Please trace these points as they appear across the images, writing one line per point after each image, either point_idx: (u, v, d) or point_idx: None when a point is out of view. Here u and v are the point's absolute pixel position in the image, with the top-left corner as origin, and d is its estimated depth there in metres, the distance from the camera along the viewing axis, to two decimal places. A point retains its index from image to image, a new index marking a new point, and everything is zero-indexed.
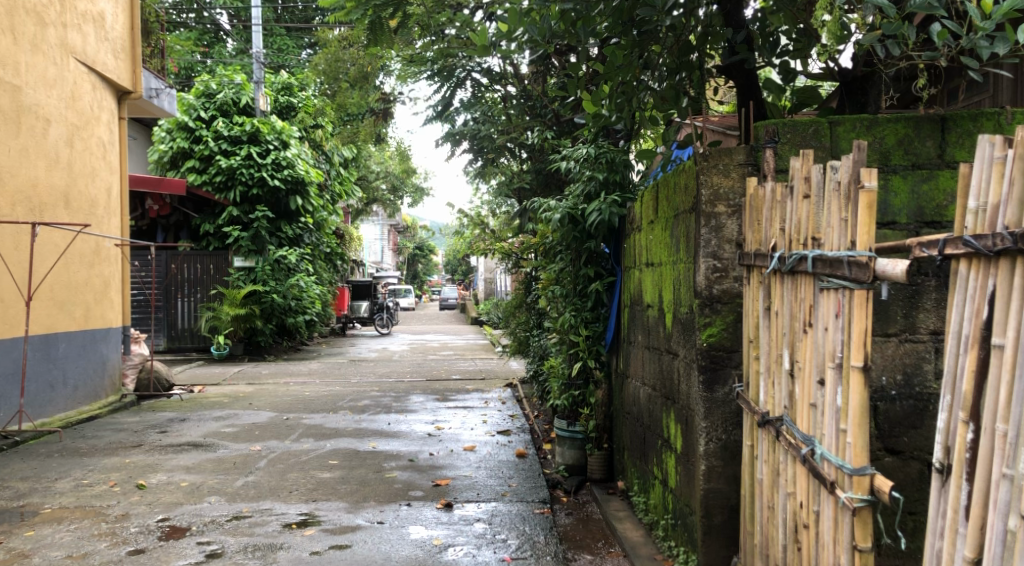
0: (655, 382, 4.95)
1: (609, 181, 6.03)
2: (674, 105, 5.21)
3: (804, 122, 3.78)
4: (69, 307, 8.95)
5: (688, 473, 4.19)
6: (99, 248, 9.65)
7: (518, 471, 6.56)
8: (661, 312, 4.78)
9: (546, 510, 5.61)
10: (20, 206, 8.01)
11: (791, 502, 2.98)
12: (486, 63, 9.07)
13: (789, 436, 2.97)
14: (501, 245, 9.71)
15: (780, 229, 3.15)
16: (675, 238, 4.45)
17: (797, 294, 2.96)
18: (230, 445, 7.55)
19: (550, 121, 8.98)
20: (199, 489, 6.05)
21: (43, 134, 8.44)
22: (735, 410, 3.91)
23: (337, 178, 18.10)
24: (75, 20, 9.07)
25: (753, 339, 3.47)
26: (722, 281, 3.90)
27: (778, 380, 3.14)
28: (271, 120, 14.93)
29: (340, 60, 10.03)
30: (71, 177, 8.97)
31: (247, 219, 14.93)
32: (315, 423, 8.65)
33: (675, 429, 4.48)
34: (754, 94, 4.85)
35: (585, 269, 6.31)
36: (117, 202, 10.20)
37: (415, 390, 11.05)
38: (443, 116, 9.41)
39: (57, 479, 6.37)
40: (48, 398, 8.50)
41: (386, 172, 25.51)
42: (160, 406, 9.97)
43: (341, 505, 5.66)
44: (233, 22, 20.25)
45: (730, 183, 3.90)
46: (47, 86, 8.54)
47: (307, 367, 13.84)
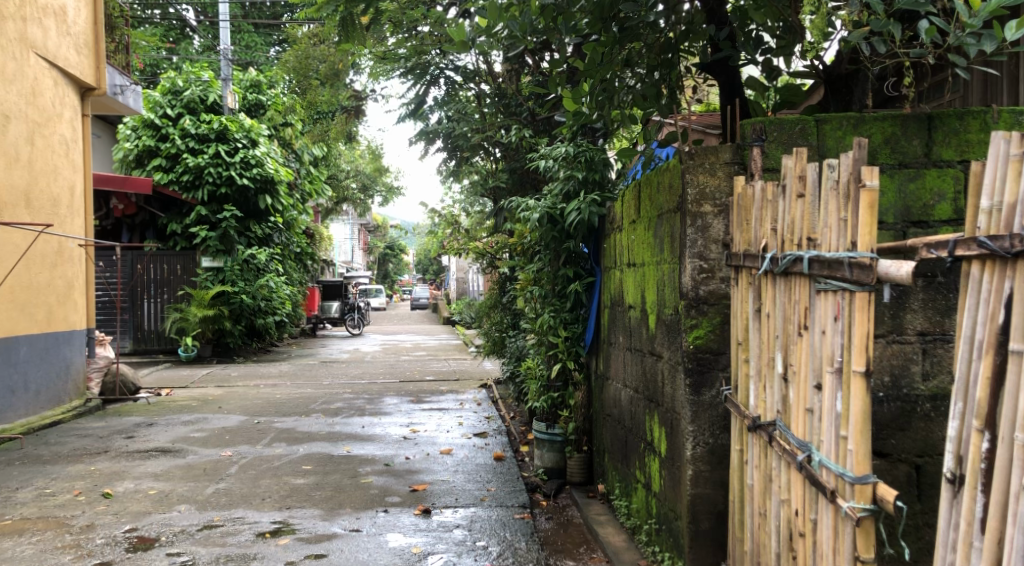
0: (637, 384, 4.87)
1: (589, 180, 5.95)
2: (655, 103, 5.13)
3: (790, 119, 3.71)
4: (31, 309, 8.70)
5: (673, 478, 4.11)
6: (62, 249, 9.39)
7: (497, 475, 6.46)
8: (644, 313, 4.70)
9: (526, 515, 5.51)
10: None
11: (785, 508, 2.93)
12: (460, 60, 8.97)
13: (783, 442, 2.93)
14: (475, 245, 9.61)
15: (772, 229, 3.09)
16: (658, 238, 4.37)
17: (791, 294, 2.91)
18: (200, 450, 7.37)
19: (525, 119, 8.88)
20: (168, 497, 5.88)
21: (2, 131, 8.17)
22: (722, 413, 3.84)
23: (308, 177, 17.87)
24: (35, 14, 8.82)
25: (742, 342, 3.40)
26: (708, 282, 3.83)
27: (770, 384, 3.09)
28: (240, 118, 14.68)
29: (310, 57, 9.84)
30: (32, 176, 8.71)
31: (215, 218, 14.65)
32: (288, 426, 8.48)
33: (658, 433, 4.40)
34: (737, 93, 4.81)
35: (563, 269, 6.21)
36: (81, 201, 9.94)
37: (388, 392, 10.90)
38: (416, 115, 9.27)
39: (19, 488, 6.16)
40: (9, 403, 8.25)
41: (357, 171, 25.29)
42: (126, 410, 9.74)
43: (315, 512, 5.51)
44: (200, 19, 19.91)
45: (716, 182, 3.82)
46: (6, 82, 8.28)
47: (277, 369, 13.61)
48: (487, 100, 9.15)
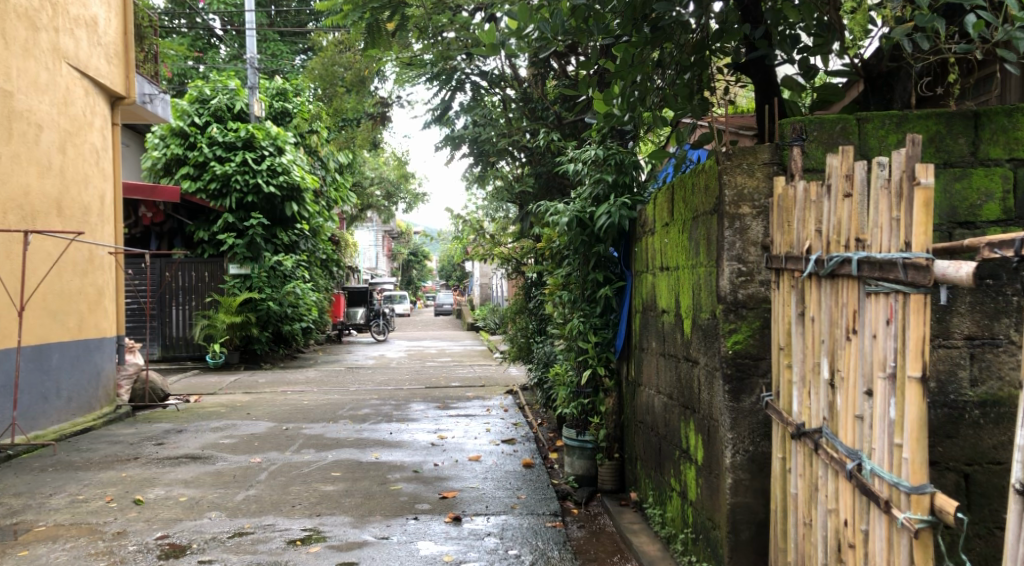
0: (671, 390, 4.79)
1: (619, 183, 5.88)
2: (687, 103, 5.06)
3: (831, 118, 3.63)
4: (62, 317, 8.76)
5: (711, 486, 4.02)
6: (92, 257, 9.45)
7: (527, 482, 6.39)
8: (678, 318, 4.62)
9: (558, 523, 5.44)
10: (13, 214, 7.82)
11: (833, 518, 2.91)
12: (486, 65, 8.93)
13: (829, 450, 2.92)
14: (500, 251, 9.56)
15: (816, 230, 3.05)
16: (694, 242, 4.29)
17: (837, 297, 2.90)
18: (229, 457, 7.36)
19: (552, 122, 8.82)
20: (198, 504, 5.86)
21: (35, 140, 8.24)
22: (762, 420, 3.75)
23: (333, 184, 17.93)
24: (67, 24, 8.90)
25: (784, 347, 3.33)
26: (747, 285, 3.75)
27: (816, 390, 3.05)
28: (266, 125, 14.62)
29: (335, 65, 9.87)
30: (64, 184, 8.77)
31: (242, 226, 14.73)
32: (316, 433, 8.46)
33: (694, 440, 4.32)
34: (774, 92, 4.68)
35: (593, 274, 6.11)
36: (111, 210, 10.01)
37: (415, 398, 10.85)
38: (442, 120, 9.23)
39: (52, 495, 6.18)
40: (41, 410, 8.31)
41: (381, 177, 25.31)
42: (156, 416, 9.78)
43: (346, 519, 5.47)
44: (226, 28, 20.07)
45: (755, 182, 3.75)
46: (39, 91, 8.35)
47: (304, 376, 13.63)
48: (512, 105, 9.09)
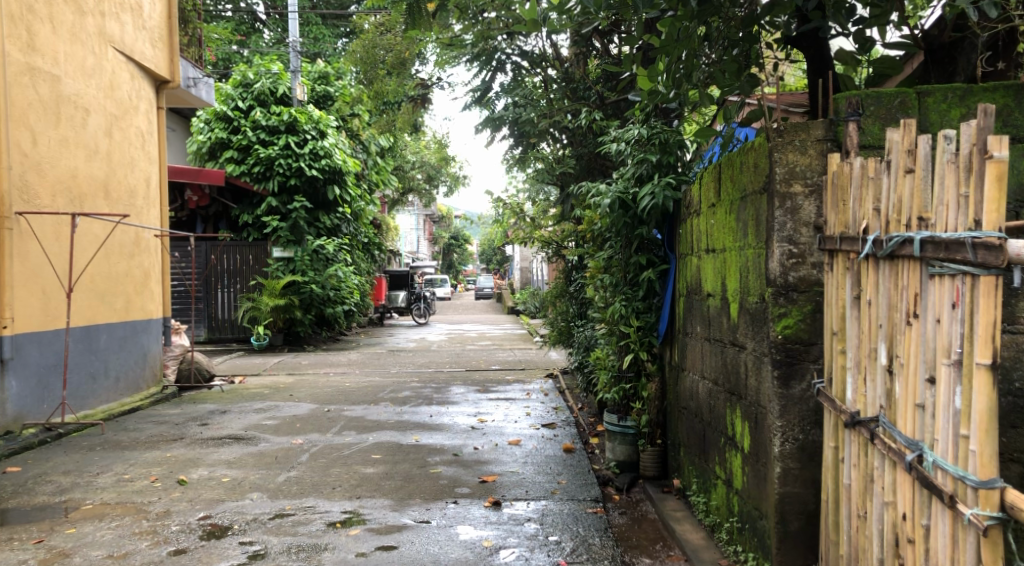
0: (716, 375, 4.65)
1: (663, 163, 5.73)
2: (735, 79, 4.90)
3: (888, 92, 3.47)
4: (110, 299, 8.86)
5: (758, 475, 3.90)
6: (138, 239, 9.54)
7: (567, 467, 6.30)
8: (724, 302, 4.48)
9: (598, 510, 5.34)
10: (61, 197, 7.90)
11: (890, 512, 2.78)
12: (527, 45, 8.82)
13: (887, 440, 2.79)
14: (540, 234, 9.47)
15: (874, 209, 2.90)
16: (741, 222, 4.15)
17: (896, 279, 2.76)
18: (271, 438, 7.39)
19: (594, 102, 8.69)
20: (240, 485, 5.88)
21: (81, 124, 8.31)
22: (813, 408, 3.61)
23: (375, 167, 17.92)
24: (112, 9, 8.95)
25: (837, 332, 3.19)
26: (798, 268, 3.61)
27: (872, 377, 2.91)
28: (309, 109, 14.68)
29: (376, 47, 9.86)
30: (110, 167, 8.85)
31: (285, 209, 14.79)
32: (357, 415, 8.47)
33: (741, 428, 4.19)
34: (827, 66, 4.51)
35: (636, 257, 5.99)
36: (156, 193, 10.10)
37: (455, 381, 10.82)
38: (482, 102, 9.12)
39: (99, 473, 6.25)
40: (90, 390, 8.43)
41: (423, 161, 25.21)
42: (201, 397, 9.87)
43: (385, 502, 5.44)
44: (269, 12, 20.13)
45: (807, 161, 3.60)
46: (85, 75, 8.41)
47: (346, 358, 13.70)
48: (554, 85, 8.96)
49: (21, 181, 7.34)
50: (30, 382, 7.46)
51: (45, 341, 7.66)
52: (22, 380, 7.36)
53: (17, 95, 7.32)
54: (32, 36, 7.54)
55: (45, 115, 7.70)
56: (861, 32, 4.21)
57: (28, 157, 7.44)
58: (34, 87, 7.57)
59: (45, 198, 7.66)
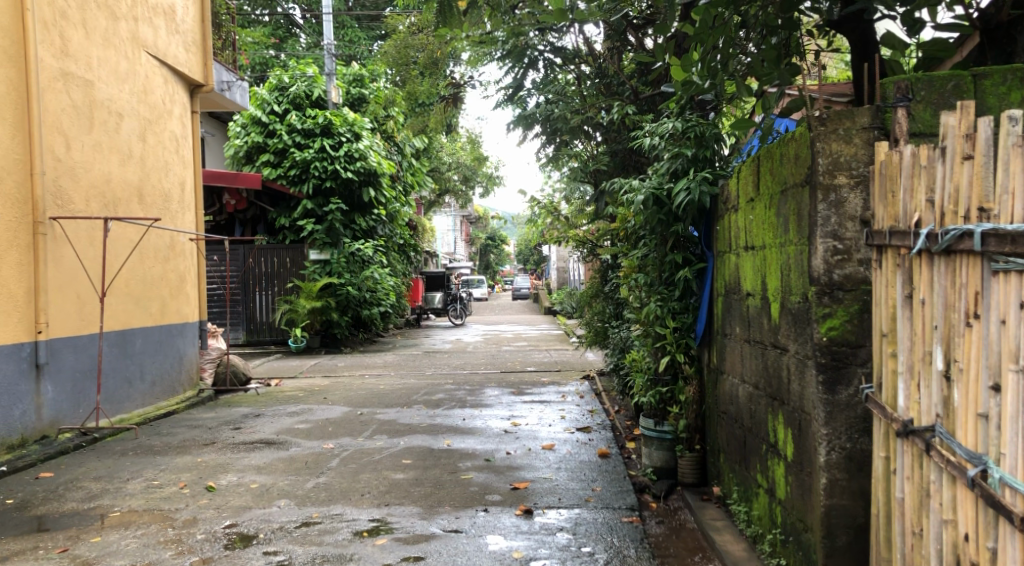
0: (757, 379, 4.43)
1: (700, 157, 5.52)
2: (774, 67, 4.69)
3: (941, 75, 3.25)
4: (144, 303, 8.85)
5: (802, 485, 3.68)
6: (173, 243, 9.54)
7: (602, 473, 6.10)
8: (765, 301, 4.25)
9: (634, 519, 5.14)
10: (95, 201, 7.89)
11: (950, 531, 2.55)
12: (560, 41, 8.64)
13: (944, 452, 2.57)
14: (575, 233, 9.29)
15: (928, 200, 2.68)
16: (782, 218, 3.93)
17: (954, 276, 2.54)
18: (303, 443, 7.29)
19: (628, 97, 8.49)
20: (269, 492, 5.77)
21: (115, 129, 8.30)
22: (862, 414, 3.39)
23: (409, 169, 17.82)
24: (145, 13, 8.95)
25: (887, 333, 2.97)
26: (844, 265, 3.39)
27: (926, 383, 2.69)
28: (344, 111, 14.66)
29: (409, 47, 9.92)
30: (144, 171, 8.84)
31: (321, 212, 14.76)
32: (389, 418, 8.35)
33: (784, 435, 3.96)
34: (872, 51, 4.26)
35: (671, 255, 5.76)
36: (191, 197, 10.09)
37: (490, 383, 10.66)
38: (514, 100, 8.92)
39: (129, 480, 6.18)
40: (125, 394, 8.42)
41: (458, 163, 25.07)
42: (236, 400, 9.84)
43: (414, 510, 5.30)
44: (306, 16, 20.15)
45: (852, 150, 3.37)
46: (119, 80, 8.40)
47: (381, 360, 13.61)
48: (587, 81, 8.77)
49: (55, 186, 7.31)
50: (65, 387, 7.44)
51: (79, 346, 7.64)
52: (58, 386, 7.34)
53: (51, 100, 7.30)
54: (65, 42, 7.54)
55: (78, 120, 7.69)
56: (909, 13, 3.97)
57: (62, 163, 7.42)
58: (67, 92, 7.55)
59: (79, 203, 7.65)
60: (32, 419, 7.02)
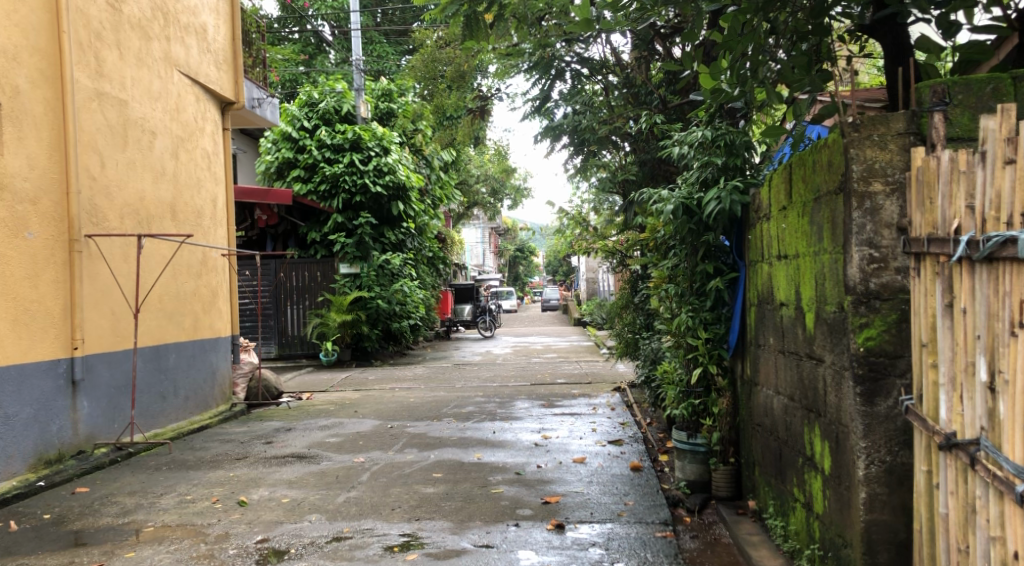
0: (793, 390, 4.34)
1: (729, 166, 5.46)
2: (805, 74, 4.61)
3: (979, 79, 3.19)
4: (178, 318, 8.92)
5: (841, 500, 3.59)
6: (206, 259, 9.62)
7: (634, 487, 6.02)
8: (799, 312, 4.18)
9: (668, 534, 5.06)
10: (129, 218, 7.98)
11: (998, 549, 2.46)
12: (587, 51, 8.60)
13: (991, 467, 2.48)
14: (604, 244, 9.23)
15: (968, 207, 2.61)
16: (816, 226, 3.86)
17: (997, 284, 2.46)
18: (334, 457, 7.29)
19: (656, 107, 8.45)
20: (300, 506, 5.76)
21: (148, 147, 8.40)
22: (902, 427, 3.30)
23: (438, 182, 17.87)
24: (178, 33, 9.07)
25: (927, 343, 2.89)
26: (880, 274, 3.32)
27: (970, 395, 2.61)
28: (373, 126, 14.74)
29: (436, 61, 9.93)
30: (177, 189, 8.94)
31: (351, 225, 14.83)
32: (420, 432, 8.33)
33: (821, 448, 3.87)
34: (906, 56, 4.18)
35: (703, 265, 5.69)
36: (223, 213, 10.19)
37: (520, 395, 10.60)
38: (541, 111, 8.88)
39: (162, 494, 6.20)
40: (159, 409, 8.48)
41: (486, 175, 25.11)
42: (268, 414, 9.90)
43: (445, 524, 5.26)
44: (335, 32, 20.31)
45: (887, 157, 3.31)
46: (152, 99, 8.51)
47: (411, 372, 13.62)
48: (614, 92, 8.73)
49: (90, 205, 7.40)
50: (101, 402, 7.51)
51: (114, 361, 7.71)
52: (94, 401, 7.40)
53: (86, 120, 7.41)
54: (100, 62, 7.65)
55: (112, 139, 7.79)
56: (945, 16, 3.89)
57: (97, 181, 7.51)
58: (102, 112, 7.66)
59: (113, 220, 7.73)
60: (69, 434, 7.08)
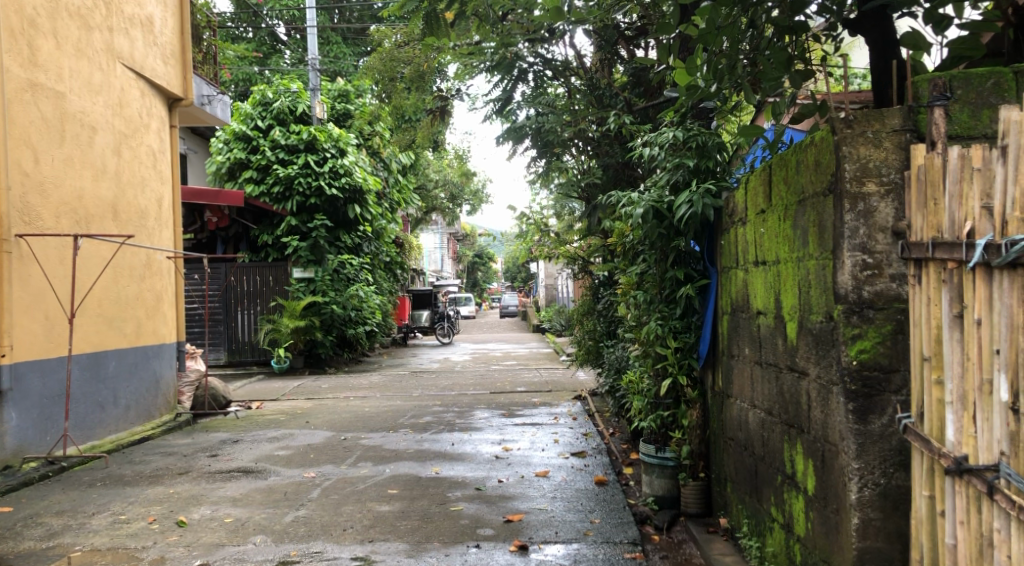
0: (770, 404, 4.11)
1: (701, 168, 5.23)
2: (786, 71, 4.34)
3: (979, 72, 3.01)
4: (119, 324, 8.44)
5: (826, 523, 3.37)
6: (150, 262, 9.14)
7: (600, 503, 5.74)
8: (779, 321, 3.94)
9: (638, 555, 4.79)
10: (66, 218, 7.51)
11: None
12: (549, 52, 8.34)
13: (1015, 496, 2.40)
14: (566, 249, 8.98)
15: (984, 208, 2.53)
16: (800, 229, 3.62)
17: (1021, 294, 2.37)
18: (283, 471, 6.88)
19: (621, 110, 8.21)
20: (244, 527, 5.37)
21: (88, 142, 7.93)
22: (898, 447, 3.10)
23: (396, 186, 17.45)
24: (121, 24, 8.60)
25: (932, 357, 2.78)
26: (874, 281, 3.12)
27: (985, 416, 2.52)
28: (328, 127, 14.29)
29: (395, 60, 9.45)
30: (119, 187, 8.47)
31: (305, 228, 14.37)
32: (375, 444, 7.95)
33: (804, 467, 3.63)
34: (893, 50, 3.98)
35: (672, 271, 5.44)
36: (170, 214, 9.71)
37: (479, 404, 10.27)
38: (503, 113, 8.51)
39: (94, 514, 5.75)
40: (97, 419, 8.00)
41: (445, 180, 24.79)
42: (215, 425, 9.43)
43: (400, 547, 4.92)
44: (290, 31, 19.78)
45: (882, 155, 3.12)
46: (92, 92, 8.03)
47: (367, 380, 13.21)
48: (578, 95, 8.47)
49: (22, 202, 6.94)
50: (32, 414, 7.01)
51: (47, 369, 7.21)
52: (23, 413, 6.91)
53: (18, 113, 6.93)
54: (34, 52, 7.18)
55: (48, 134, 7.32)
56: (934, 8, 3.67)
57: (30, 178, 7.04)
58: (36, 104, 7.19)
59: (48, 220, 7.26)
60: None
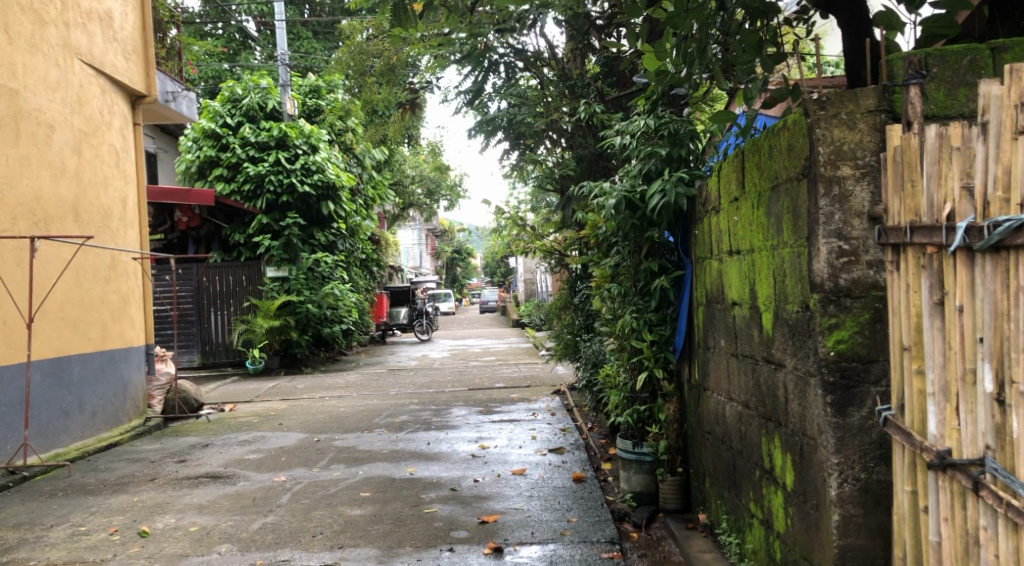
0: (747, 397, 4.00)
1: (674, 156, 5.10)
2: (758, 54, 4.20)
3: (954, 50, 2.90)
4: (83, 327, 8.22)
5: (806, 520, 3.26)
6: (115, 262, 8.91)
7: (577, 501, 5.62)
8: (754, 311, 3.82)
9: (615, 554, 4.67)
10: (23, 219, 7.28)
11: None
12: (520, 42, 8.21)
13: (1002, 490, 2.30)
14: (541, 243, 8.85)
15: (964, 188, 2.42)
16: (774, 217, 3.50)
17: (1006, 278, 2.27)
18: (253, 476, 6.70)
19: (594, 100, 8.10)
20: (209, 535, 5.19)
21: (46, 141, 7.69)
22: (878, 440, 3.00)
23: (370, 182, 17.24)
24: (79, 19, 8.35)
25: (911, 346, 2.67)
26: (851, 269, 3.02)
27: (968, 407, 2.42)
28: (299, 123, 14.02)
29: (365, 53, 9.24)
30: (80, 187, 8.24)
31: (277, 227, 14.15)
32: (349, 444, 7.79)
33: (782, 462, 3.52)
34: (867, 31, 3.86)
35: (646, 263, 5.31)
36: (135, 214, 9.47)
37: (457, 402, 10.13)
38: (475, 105, 8.35)
39: (53, 526, 5.54)
40: (62, 427, 7.78)
41: (421, 176, 24.58)
42: (186, 429, 9.22)
43: (371, 552, 4.77)
44: (260, 27, 19.49)
45: (857, 137, 3.00)
46: (49, 89, 7.79)
47: (344, 380, 13.02)
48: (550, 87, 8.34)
49: None
50: None
51: (4, 378, 6.96)
52: None
53: None
54: None
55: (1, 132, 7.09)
56: None
57: None
58: None
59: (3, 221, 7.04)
60: None
